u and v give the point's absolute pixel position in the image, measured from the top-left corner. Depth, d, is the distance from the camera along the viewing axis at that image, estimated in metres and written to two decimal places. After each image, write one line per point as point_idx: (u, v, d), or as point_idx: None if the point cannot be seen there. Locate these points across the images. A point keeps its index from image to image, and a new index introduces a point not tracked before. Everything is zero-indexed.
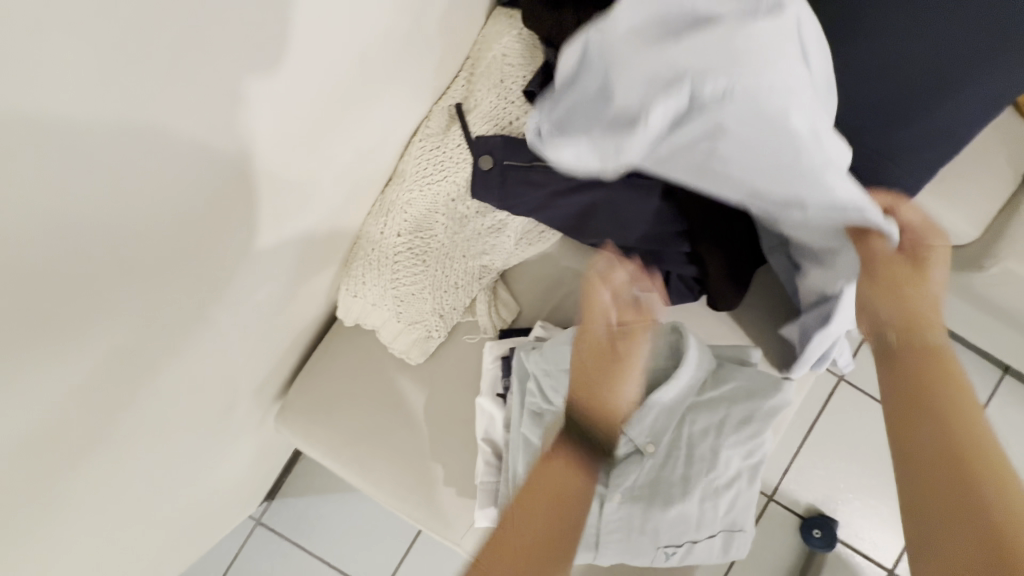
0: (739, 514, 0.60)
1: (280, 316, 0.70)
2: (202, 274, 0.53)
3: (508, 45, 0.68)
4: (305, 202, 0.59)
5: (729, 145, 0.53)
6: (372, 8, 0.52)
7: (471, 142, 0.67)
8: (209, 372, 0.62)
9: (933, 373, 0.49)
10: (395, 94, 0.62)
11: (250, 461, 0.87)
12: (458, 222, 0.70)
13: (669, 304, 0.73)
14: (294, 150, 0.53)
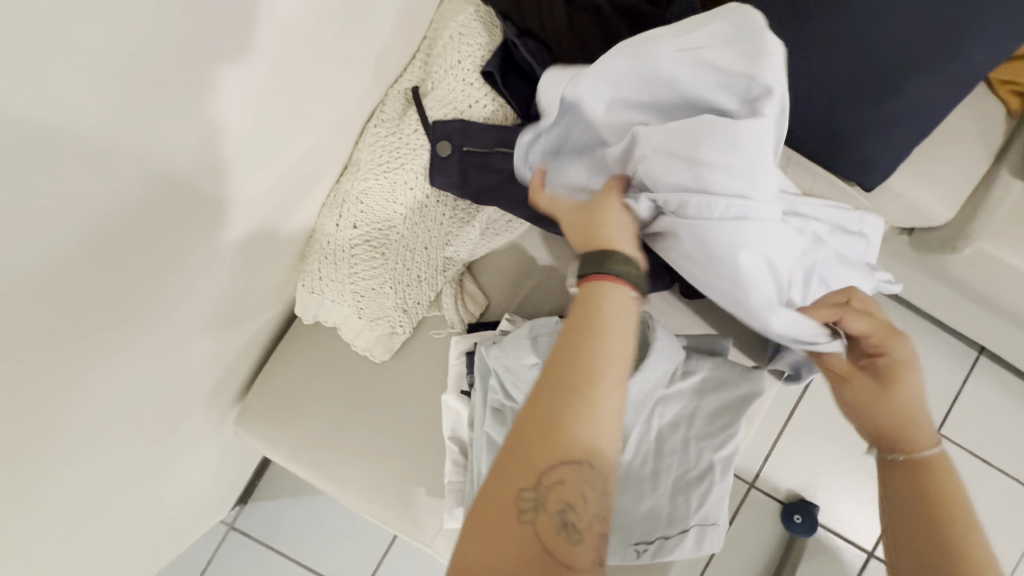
0: (712, 508, 0.57)
1: (232, 316, 0.66)
2: (141, 274, 0.49)
3: (465, 22, 0.63)
4: (250, 193, 0.55)
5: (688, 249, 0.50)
6: None
7: (429, 127, 0.63)
8: (155, 376, 0.58)
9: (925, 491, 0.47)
10: (345, 77, 0.59)
11: (213, 466, 0.83)
12: (417, 213, 0.66)
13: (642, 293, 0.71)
14: (233, 136, 0.50)
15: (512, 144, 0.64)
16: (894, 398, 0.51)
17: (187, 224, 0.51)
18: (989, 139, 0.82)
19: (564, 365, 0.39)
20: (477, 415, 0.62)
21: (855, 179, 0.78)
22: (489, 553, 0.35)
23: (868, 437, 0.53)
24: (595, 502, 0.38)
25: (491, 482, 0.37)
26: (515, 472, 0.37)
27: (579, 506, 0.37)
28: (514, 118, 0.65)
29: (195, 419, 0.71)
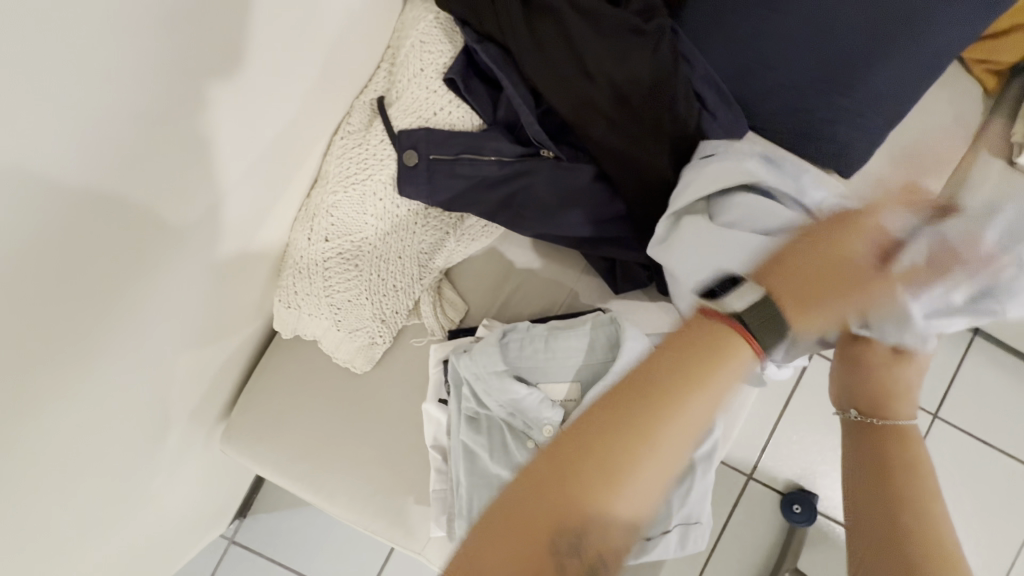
0: (693, 505, 0.58)
1: (211, 335, 0.65)
2: (119, 300, 0.49)
3: (425, 30, 0.63)
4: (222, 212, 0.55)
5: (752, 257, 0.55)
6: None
7: (394, 138, 0.63)
8: (139, 398, 0.58)
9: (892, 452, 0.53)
10: (307, 88, 0.58)
11: (204, 484, 0.83)
12: (388, 223, 0.67)
13: (619, 293, 0.72)
14: (201, 157, 0.50)
15: (479, 150, 0.64)
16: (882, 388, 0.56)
17: (158, 250, 0.51)
18: (964, 119, 0.82)
19: (641, 408, 0.36)
20: (451, 426, 0.62)
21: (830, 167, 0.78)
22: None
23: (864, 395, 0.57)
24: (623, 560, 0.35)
25: (536, 496, 0.34)
26: (557, 502, 0.34)
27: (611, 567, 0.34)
28: (481, 123, 0.65)
29: (182, 439, 0.71)
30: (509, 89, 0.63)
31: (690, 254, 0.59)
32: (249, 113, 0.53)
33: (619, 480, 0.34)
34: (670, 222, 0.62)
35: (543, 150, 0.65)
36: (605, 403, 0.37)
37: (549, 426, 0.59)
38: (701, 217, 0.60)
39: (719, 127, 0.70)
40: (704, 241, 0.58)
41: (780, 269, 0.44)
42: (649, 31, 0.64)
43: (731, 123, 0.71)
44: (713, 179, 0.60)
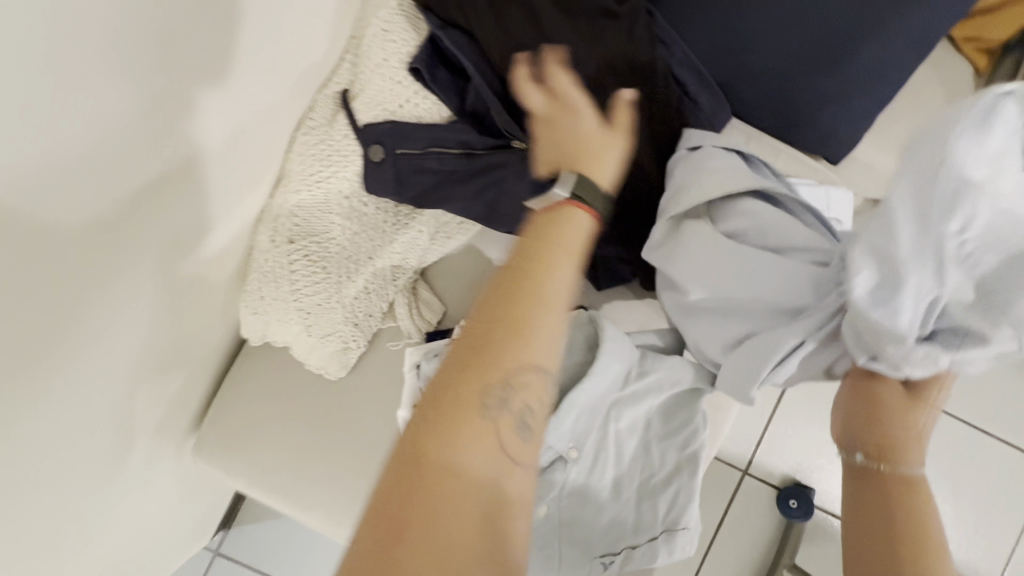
0: (681, 511, 0.54)
1: (174, 348, 0.62)
2: (69, 315, 0.46)
3: (388, 17, 0.59)
4: (181, 216, 0.52)
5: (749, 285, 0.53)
6: None
7: (358, 132, 0.60)
8: (103, 415, 0.55)
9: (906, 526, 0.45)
10: (260, 80, 0.54)
11: (183, 500, 0.80)
12: (355, 221, 0.64)
13: (601, 290, 0.69)
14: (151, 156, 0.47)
15: (446, 142, 0.61)
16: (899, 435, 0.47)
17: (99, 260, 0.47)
18: (954, 97, 0.79)
19: (526, 277, 0.40)
20: None
21: (817, 151, 0.75)
22: (456, 450, 0.36)
23: (861, 438, 0.49)
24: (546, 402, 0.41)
25: (459, 376, 0.38)
26: (482, 364, 0.38)
27: (538, 410, 0.40)
28: (449, 115, 0.62)
29: (154, 454, 0.68)
30: (476, 80, 0.60)
31: (684, 264, 0.56)
32: (189, 108, 0.49)
33: (523, 344, 0.39)
34: (669, 226, 0.59)
35: (515, 142, 0.61)
36: (494, 290, 0.41)
37: None
38: (705, 223, 0.57)
39: (699, 114, 0.68)
40: (702, 253, 0.56)
41: (551, 139, 0.51)
42: (620, 18, 0.63)
43: (713, 109, 0.69)
44: (717, 184, 0.55)
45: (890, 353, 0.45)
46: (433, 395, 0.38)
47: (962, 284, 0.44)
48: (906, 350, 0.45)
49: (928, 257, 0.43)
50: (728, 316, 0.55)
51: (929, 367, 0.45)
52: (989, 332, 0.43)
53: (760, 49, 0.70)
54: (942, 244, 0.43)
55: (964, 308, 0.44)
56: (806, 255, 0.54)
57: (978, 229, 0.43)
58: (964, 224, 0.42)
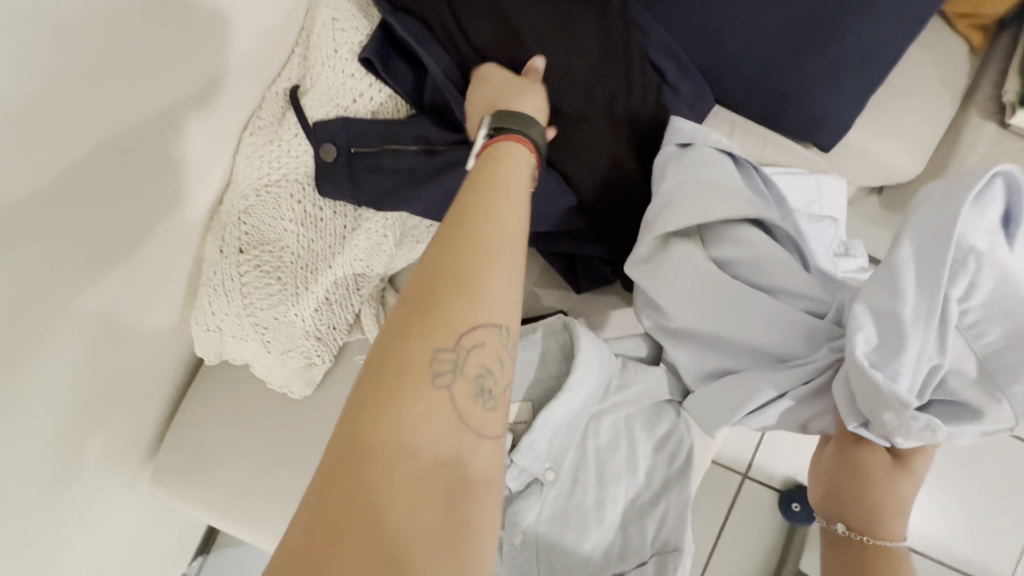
0: (672, 532, 0.49)
1: (121, 378, 0.56)
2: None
3: (337, 5, 0.55)
4: (118, 233, 0.47)
5: (742, 322, 0.47)
6: None
7: (308, 130, 0.56)
8: (45, 456, 0.50)
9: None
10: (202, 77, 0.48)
11: (150, 537, 0.75)
12: (311, 228, 0.59)
13: (581, 292, 0.65)
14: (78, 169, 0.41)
15: (401, 139, 0.57)
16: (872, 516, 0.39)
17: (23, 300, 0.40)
18: (947, 77, 0.75)
19: (472, 225, 0.36)
20: None
21: (806, 138, 0.71)
22: (408, 425, 0.30)
23: (839, 506, 0.41)
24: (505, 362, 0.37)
25: (400, 339, 0.33)
26: (431, 321, 0.33)
27: (497, 371, 0.35)
28: (407, 109, 0.58)
29: (108, 491, 0.62)
30: (432, 69, 0.55)
31: (668, 289, 0.50)
32: (114, 110, 0.43)
33: (478, 295, 0.34)
34: (655, 243, 0.52)
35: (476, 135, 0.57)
36: (438, 241, 0.36)
37: None
38: (694, 245, 0.50)
39: (680, 101, 0.64)
40: (688, 280, 0.49)
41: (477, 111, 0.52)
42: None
43: (694, 97, 0.65)
44: (714, 208, 0.48)
45: (887, 420, 0.37)
46: (373, 364, 0.32)
47: (963, 354, 0.37)
48: (903, 419, 0.36)
49: (931, 320, 0.37)
50: (708, 349, 0.49)
51: (924, 439, 0.37)
52: (983, 406, 0.37)
53: (747, 28, 0.65)
54: (948, 307, 0.37)
55: (962, 382, 0.38)
56: (794, 297, 0.48)
57: (981, 299, 0.37)
58: (966, 288, 0.37)
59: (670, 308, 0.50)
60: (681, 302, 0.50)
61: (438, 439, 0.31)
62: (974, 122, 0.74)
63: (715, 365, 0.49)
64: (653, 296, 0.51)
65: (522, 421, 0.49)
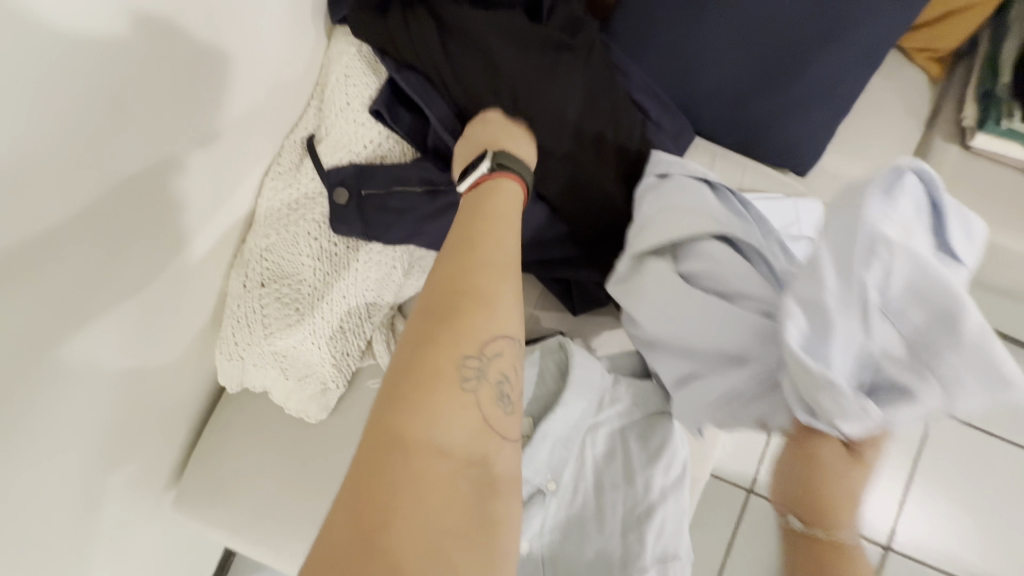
0: (669, 539, 0.53)
1: (149, 401, 0.60)
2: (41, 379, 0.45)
3: (348, 63, 0.62)
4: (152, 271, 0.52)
5: (706, 328, 0.51)
6: (183, 51, 0.46)
7: (323, 174, 0.62)
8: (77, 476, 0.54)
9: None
10: (233, 130, 0.55)
11: (170, 561, 0.77)
12: (327, 263, 0.64)
13: (577, 314, 0.69)
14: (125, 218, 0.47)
15: (408, 180, 0.63)
16: (838, 502, 0.39)
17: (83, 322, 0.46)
18: (912, 104, 0.81)
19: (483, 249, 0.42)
20: None
21: (783, 164, 0.76)
22: (440, 422, 0.35)
23: (793, 504, 0.40)
24: (519, 372, 0.42)
25: (429, 347, 0.38)
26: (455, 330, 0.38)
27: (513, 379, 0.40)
28: (413, 152, 0.64)
29: (132, 514, 0.66)
30: (433, 120, 0.61)
31: (642, 304, 0.55)
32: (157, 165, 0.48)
33: (493, 310, 0.40)
34: (631, 262, 0.57)
35: None
36: (460, 261, 0.42)
37: None
38: (663, 261, 0.55)
39: (662, 134, 0.70)
40: (659, 295, 0.54)
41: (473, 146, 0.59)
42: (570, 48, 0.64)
43: (676, 131, 0.70)
44: (679, 228, 0.54)
45: (823, 403, 0.39)
46: (407, 366, 0.37)
47: (891, 337, 0.40)
48: (839, 402, 0.39)
49: (854, 305, 0.40)
50: (680, 356, 0.53)
51: (863, 421, 0.39)
52: (914, 386, 0.40)
53: (720, 68, 0.72)
54: (867, 293, 0.39)
55: (894, 364, 0.40)
56: (754, 303, 0.50)
57: (901, 283, 0.39)
58: (883, 275, 0.39)
59: (643, 320, 0.55)
60: (653, 314, 0.54)
61: (466, 437, 0.36)
62: (939, 144, 0.80)
63: (684, 368, 0.53)
64: (630, 310, 0.56)
65: (525, 434, 0.53)
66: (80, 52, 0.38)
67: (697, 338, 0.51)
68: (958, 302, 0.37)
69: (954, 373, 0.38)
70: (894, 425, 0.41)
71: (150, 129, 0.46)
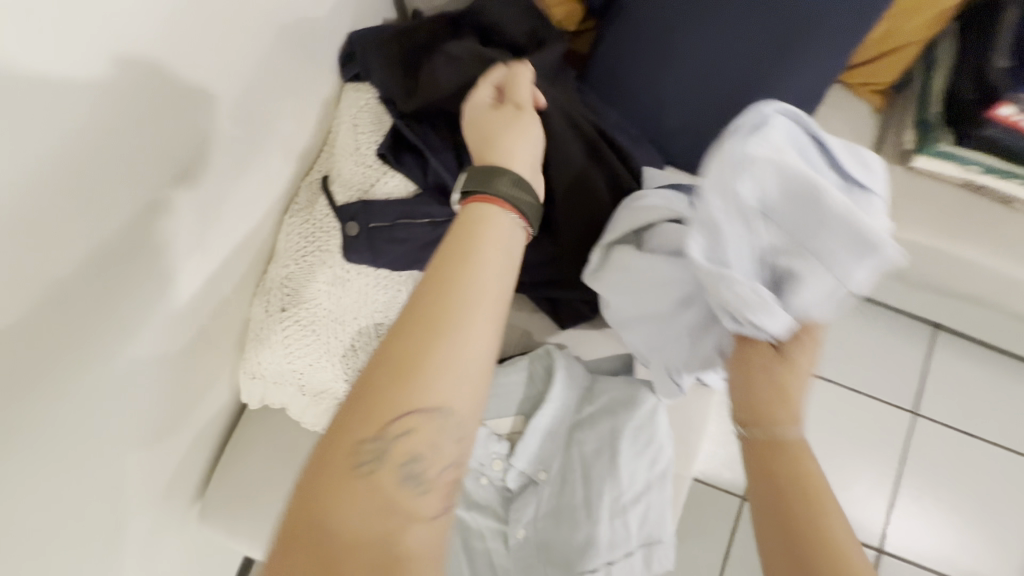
0: (653, 525, 0.59)
1: (184, 420, 0.66)
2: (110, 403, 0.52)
3: (357, 114, 0.72)
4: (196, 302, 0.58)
5: (666, 293, 0.58)
6: (238, 116, 0.54)
7: (336, 211, 0.70)
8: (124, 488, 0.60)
9: (798, 488, 0.44)
10: (261, 176, 0.63)
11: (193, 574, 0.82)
12: (339, 287, 0.71)
13: (566, 328, 0.77)
14: (180, 259, 0.54)
15: (412, 215, 0.71)
16: (775, 399, 0.47)
17: (144, 343, 0.53)
18: (860, 131, 0.90)
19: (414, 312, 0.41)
20: None
21: None
22: (341, 509, 0.36)
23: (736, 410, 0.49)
24: (442, 448, 0.40)
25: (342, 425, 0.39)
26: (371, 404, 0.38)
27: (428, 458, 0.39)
28: (415, 188, 0.72)
29: (163, 527, 0.71)
30: (432, 160, 0.70)
31: (612, 284, 0.63)
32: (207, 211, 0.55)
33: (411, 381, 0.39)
34: (603, 253, 0.65)
35: None
36: (393, 321, 0.41)
37: (498, 459, 0.58)
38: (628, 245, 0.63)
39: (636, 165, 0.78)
40: (626, 274, 0.61)
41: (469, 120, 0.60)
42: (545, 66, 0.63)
43: (647, 161, 0.79)
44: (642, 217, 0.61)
45: (732, 303, 0.45)
46: (325, 440, 0.39)
47: (779, 235, 0.45)
48: (743, 298, 0.45)
49: (734, 215, 0.44)
50: (651, 323, 0.62)
51: (767, 312, 0.45)
52: (808, 272, 0.44)
53: (682, 107, 0.81)
54: (747, 201, 0.43)
55: (787, 256, 0.45)
56: None
57: (775, 185, 0.43)
58: (760, 185, 0.43)
59: (614, 296, 0.63)
60: (622, 290, 0.62)
61: (372, 516, 0.37)
62: (886, 166, 0.89)
63: (657, 332, 0.62)
64: (603, 292, 0.64)
65: (518, 431, 0.60)
66: (168, 123, 0.46)
67: (661, 304, 0.59)
68: (823, 192, 0.42)
69: (824, 250, 0.43)
70: (804, 308, 0.46)
71: (209, 183, 0.53)
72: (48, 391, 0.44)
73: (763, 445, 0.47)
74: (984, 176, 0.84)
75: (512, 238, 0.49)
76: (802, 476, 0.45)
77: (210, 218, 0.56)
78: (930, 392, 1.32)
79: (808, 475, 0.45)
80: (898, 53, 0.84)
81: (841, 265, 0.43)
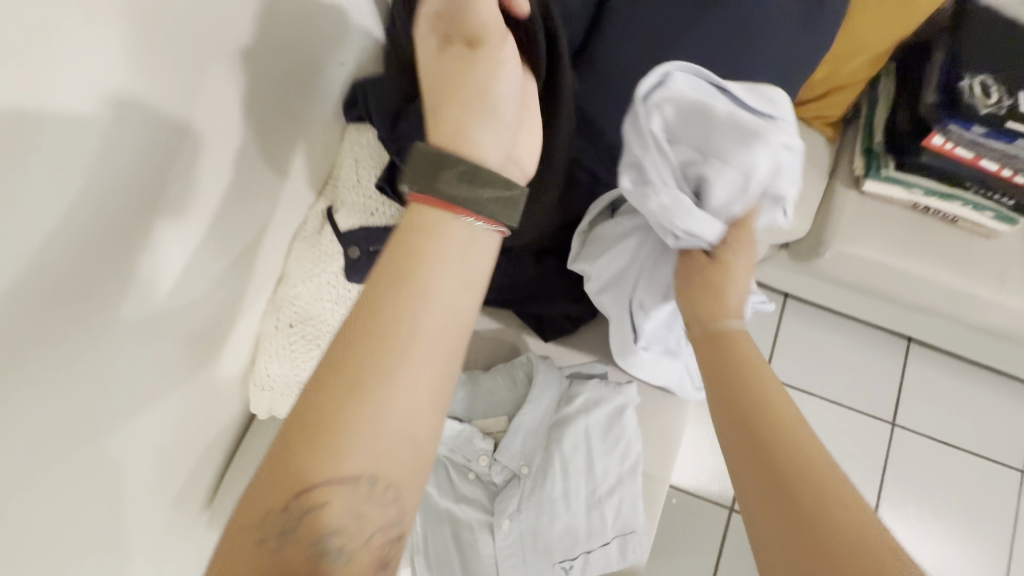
0: (627, 516, 0.65)
1: None
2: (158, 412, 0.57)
3: (359, 151, 0.80)
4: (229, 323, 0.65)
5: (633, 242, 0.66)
6: (269, 157, 0.62)
7: (339, 237, 0.78)
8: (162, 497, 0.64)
9: (740, 370, 0.51)
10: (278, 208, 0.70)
11: None
12: (343, 305, 0.79)
13: (549, 340, 0.83)
14: (221, 278, 0.60)
15: None
16: (716, 302, 0.55)
17: (186, 355, 0.59)
18: (818, 159, 0.99)
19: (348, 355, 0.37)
20: None
21: None
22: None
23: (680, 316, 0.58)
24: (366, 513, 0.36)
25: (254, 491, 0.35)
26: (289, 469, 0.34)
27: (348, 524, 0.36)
28: None
29: (178, 533, 0.76)
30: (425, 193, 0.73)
31: (585, 251, 0.69)
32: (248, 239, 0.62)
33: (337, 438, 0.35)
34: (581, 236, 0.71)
35: None
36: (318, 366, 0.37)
37: (484, 455, 0.64)
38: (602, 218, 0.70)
39: None
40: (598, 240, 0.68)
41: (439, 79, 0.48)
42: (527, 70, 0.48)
43: None
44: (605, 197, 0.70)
45: (660, 213, 0.51)
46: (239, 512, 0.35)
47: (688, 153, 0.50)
48: (667, 206, 0.50)
49: (649, 145, 0.49)
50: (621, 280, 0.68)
51: (688, 215, 0.51)
52: (716, 174, 0.50)
53: None
54: (651, 129, 0.49)
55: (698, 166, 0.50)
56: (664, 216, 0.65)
57: (672, 110, 0.49)
58: (660, 115, 0.49)
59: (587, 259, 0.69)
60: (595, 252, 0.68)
61: None
62: (840, 191, 0.97)
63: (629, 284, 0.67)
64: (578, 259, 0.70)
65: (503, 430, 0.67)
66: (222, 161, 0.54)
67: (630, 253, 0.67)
68: (705, 104, 0.48)
69: (725, 151, 0.49)
70: (723, 208, 0.52)
71: (248, 211, 0.60)
72: (87, 389, 0.47)
73: (707, 340, 0.55)
74: (927, 198, 0.93)
75: (462, 262, 0.42)
76: (742, 359, 0.52)
77: (249, 241, 0.63)
78: (904, 401, 1.38)
79: (746, 354, 0.53)
80: (840, 92, 0.94)
81: (749, 155, 0.49)
